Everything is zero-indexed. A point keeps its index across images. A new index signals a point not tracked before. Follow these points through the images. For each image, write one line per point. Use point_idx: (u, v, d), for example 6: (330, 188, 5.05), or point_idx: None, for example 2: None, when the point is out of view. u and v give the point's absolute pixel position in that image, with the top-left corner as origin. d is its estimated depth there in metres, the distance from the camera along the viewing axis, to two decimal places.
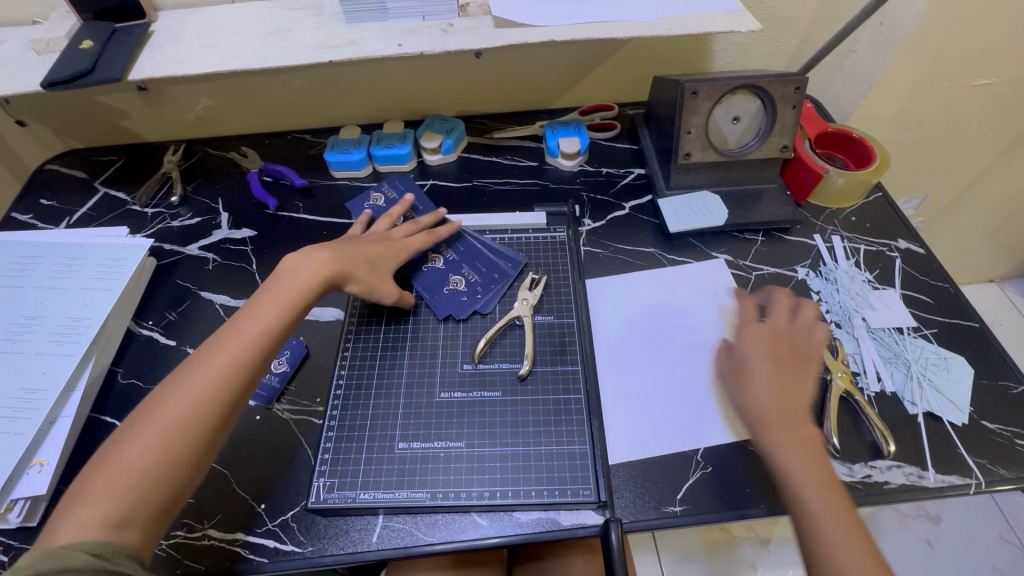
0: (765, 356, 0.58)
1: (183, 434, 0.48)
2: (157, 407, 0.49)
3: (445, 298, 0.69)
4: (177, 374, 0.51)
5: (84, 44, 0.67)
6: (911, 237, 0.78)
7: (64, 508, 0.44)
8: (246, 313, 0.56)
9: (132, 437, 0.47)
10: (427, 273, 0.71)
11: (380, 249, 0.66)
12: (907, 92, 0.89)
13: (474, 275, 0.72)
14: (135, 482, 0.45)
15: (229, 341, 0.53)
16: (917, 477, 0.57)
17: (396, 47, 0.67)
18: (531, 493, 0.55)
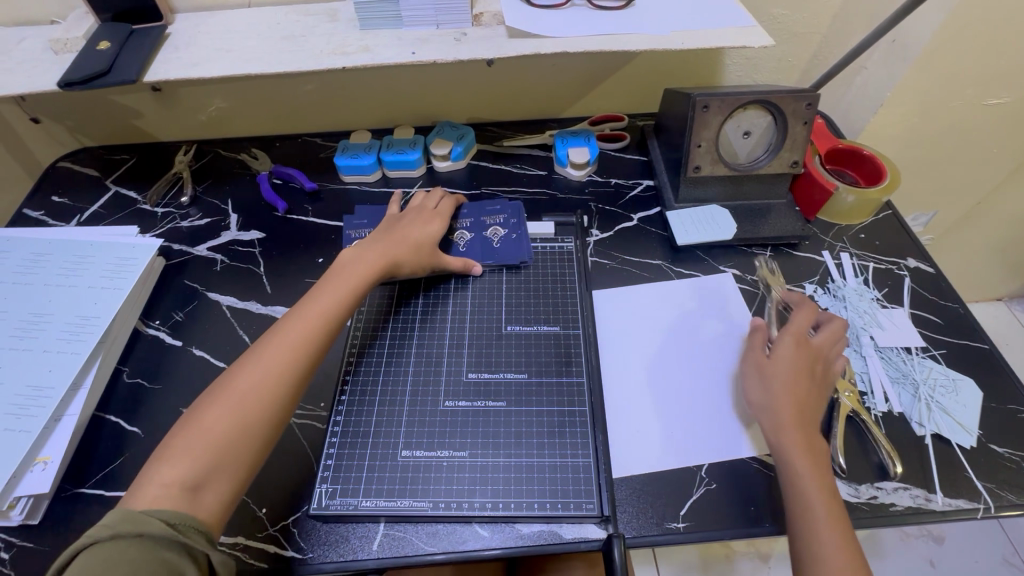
0: (805, 369, 0.60)
1: (255, 412, 0.51)
2: (231, 385, 0.52)
3: (507, 246, 0.76)
4: (248, 356, 0.55)
5: (101, 45, 0.68)
6: (921, 256, 0.77)
7: (146, 475, 0.47)
8: (309, 302, 0.60)
9: (209, 411, 0.50)
10: (466, 250, 0.75)
11: (419, 232, 0.70)
12: (919, 110, 0.89)
13: (500, 219, 0.78)
14: (212, 454, 0.48)
15: (295, 326, 0.57)
16: (923, 500, 0.57)
17: (409, 54, 0.67)
18: (533, 505, 0.55)
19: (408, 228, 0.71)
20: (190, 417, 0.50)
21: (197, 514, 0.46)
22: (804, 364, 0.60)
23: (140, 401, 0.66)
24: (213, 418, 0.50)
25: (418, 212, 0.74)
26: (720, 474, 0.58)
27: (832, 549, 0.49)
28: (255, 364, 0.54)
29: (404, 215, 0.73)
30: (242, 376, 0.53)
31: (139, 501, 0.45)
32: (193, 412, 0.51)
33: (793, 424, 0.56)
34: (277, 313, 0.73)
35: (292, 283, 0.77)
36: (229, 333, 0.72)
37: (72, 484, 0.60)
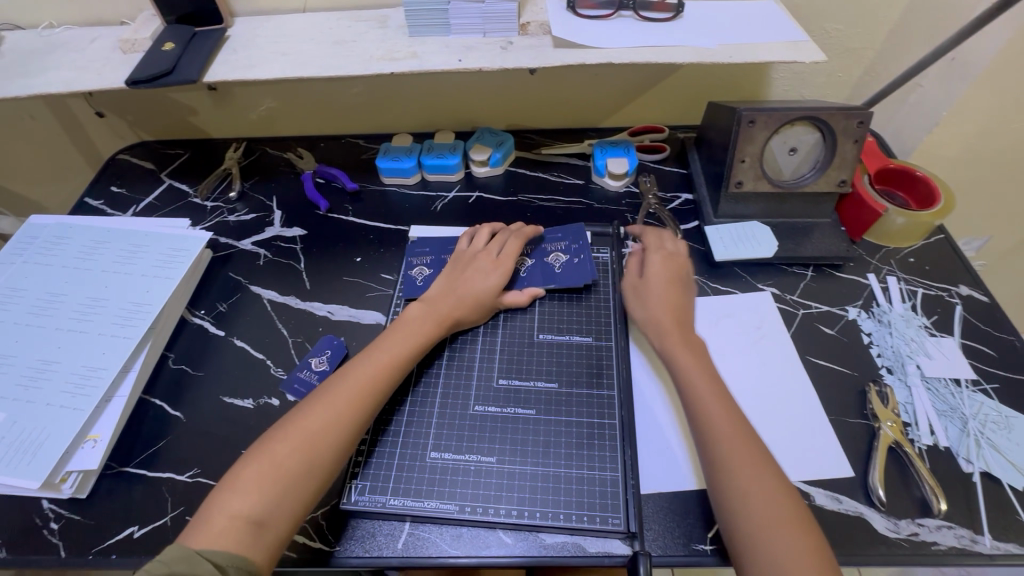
0: (671, 277, 0.70)
1: (319, 452, 0.52)
2: (300, 420, 0.54)
3: (569, 274, 0.73)
4: (318, 395, 0.56)
5: (166, 46, 0.72)
6: (974, 283, 0.74)
7: (213, 501, 0.49)
8: (380, 344, 0.62)
9: (278, 443, 0.52)
10: (529, 276, 0.73)
11: (479, 283, 0.69)
12: (977, 131, 0.85)
13: (562, 246, 0.77)
14: (276, 489, 0.50)
15: (366, 367, 0.59)
16: (969, 541, 0.54)
17: (455, 62, 0.68)
18: (559, 516, 0.55)
19: (469, 280, 0.69)
20: (259, 447, 0.53)
21: (252, 555, 0.47)
22: (672, 275, 0.70)
23: (183, 387, 0.69)
24: (279, 451, 0.52)
25: (480, 257, 0.72)
26: None
27: (741, 462, 0.52)
28: (325, 403, 0.55)
29: (470, 256, 0.72)
30: (310, 414, 0.54)
31: (206, 526, 0.48)
32: (263, 443, 0.53)
33: (673, 330, 0.64)
34: (315, 309, 0.75)
35: (330, 281, 0.79)
36: (269, 326, 0.74)
37: (118, 462, 0.63)
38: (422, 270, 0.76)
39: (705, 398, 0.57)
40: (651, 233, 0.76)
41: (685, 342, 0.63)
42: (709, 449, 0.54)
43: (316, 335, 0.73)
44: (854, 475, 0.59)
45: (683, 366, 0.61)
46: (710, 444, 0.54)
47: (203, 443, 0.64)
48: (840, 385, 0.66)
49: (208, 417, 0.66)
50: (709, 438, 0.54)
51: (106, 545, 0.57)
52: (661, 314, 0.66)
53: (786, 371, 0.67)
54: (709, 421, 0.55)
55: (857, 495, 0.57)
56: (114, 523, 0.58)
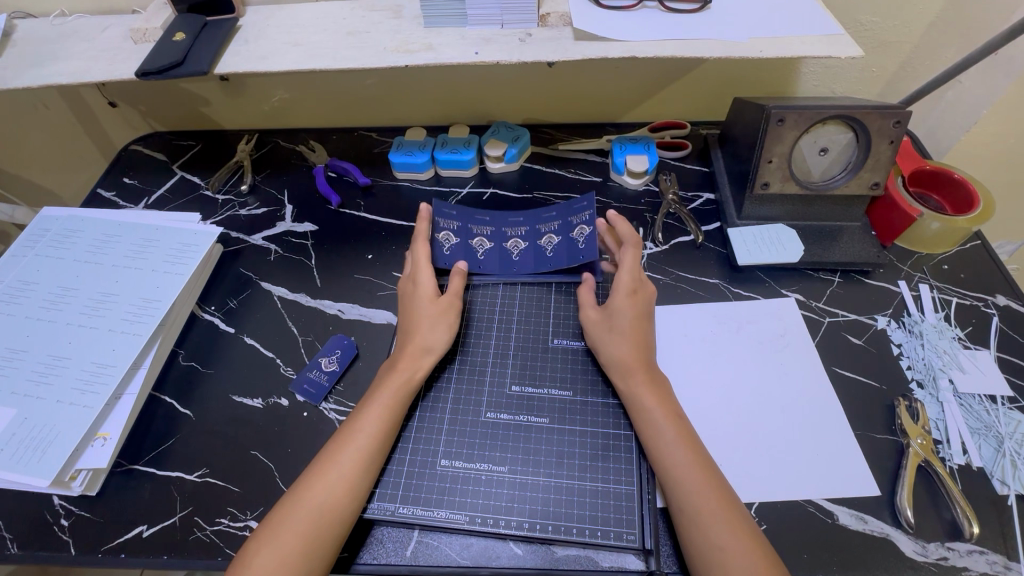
0: (641, 313, 0.63)
1: (332, 525, 0.50)
2: (312, 488, 0.52)
3: (561, 255, 0.72)
4: (321, 460, 0.54)
5: (176, 36, 0.70)
6: (1012, 293, 0.70)
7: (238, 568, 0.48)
8: (378, 395, 0.58)
9: (289, 515, 0.50)
10: (557, 256, 0.72)
11: (421, 331, 0.63)
12: (1020, 130, 0.80)
13: (519, 228, 0.74)
14: (293, 561, 0.48)
15: (369, 423, 0.56)
16: (1002, 568, 0.51)
17: (472, 55, 0.66)
18: (571, 529, 0.53)
19: (413, 326, 0.63)
20: (271, 522, 0.51)
21: None
22: (642, 311, 0.64)
23: (193, 384, 0.68)
24: (295, 515, 0.50)
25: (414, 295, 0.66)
26: (771, 514, 0.56)
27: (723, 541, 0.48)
28: (334, 470, 0.53)
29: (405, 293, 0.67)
30: (320, 481, 0.52)
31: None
32: (274, 517, 0.51)
33: (639, 369, 0.59)
34: (325, 307, 0.74)
35: (341, 279, 0.77)
36: (279, 323, 0.73)
37: (128, 460, 0.62)
38: (483, 242, 0.73)
39: (680, 462, 0.52)
40: (629, 249, 0.67)
41: (651, 384, 0.58)
42: (673, 496, 0.52)
43: (327, 334, 0.71)
44: (881, 495, 0.56)
45: (648, 409, 0.56)
46: (671, 487, 0.52)
47: (212, 442, 0.63)
48: (868, 399, 0.63)
49: (217, 416, 0.65)
50: (673, 488, 0.52)
51: (115, 544, 0.57)
52: (628, 353, 0.60)
53: (809, 382, 0.64)
54: (670, 463, 0.53)
55: (883, 515, 0.55)
56: (122, 522, 0.58)
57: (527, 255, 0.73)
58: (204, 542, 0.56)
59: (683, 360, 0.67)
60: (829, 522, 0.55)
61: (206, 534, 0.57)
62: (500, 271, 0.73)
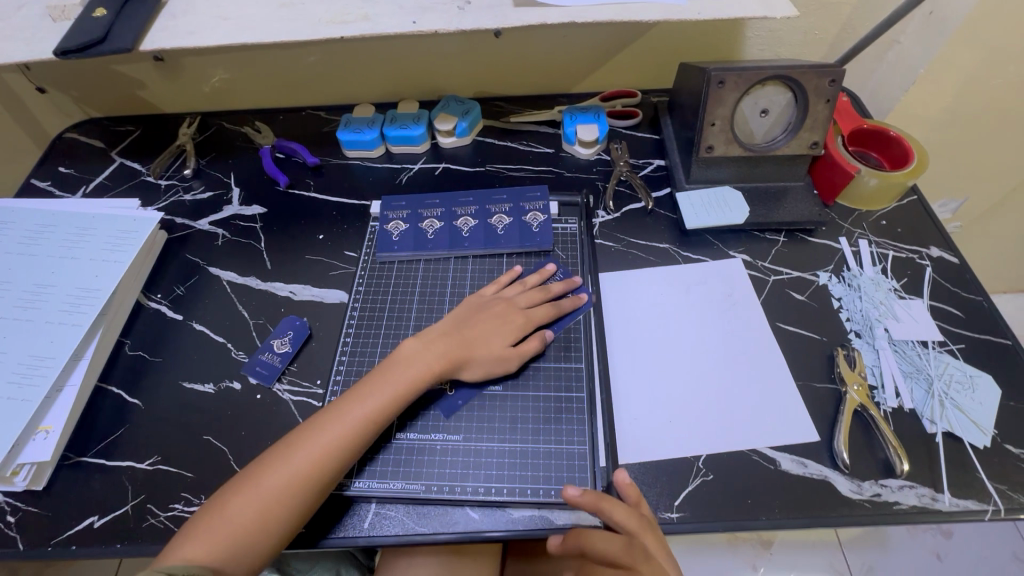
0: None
1: (312, 481, 0.50)
2: (293, 443, 0.52)
3: (507, 234, 0.74)
4: (313, 420, 0.54)
5: (98, 12, 0.66)
6: (945, 244, 0.73)
7: (210, 517, 0.49)
8: (394, 368, 0.57)
9: (268, 470, 0.51)
10: (507, 234, 0.74)
11: (486, 338, 0.61)
12: (955, 87, 0.83)
13: (470, 209, 0.77)
14: (268, 507, 0.49)
15: (371, 393, 0.55)
16: (929, 500, 0.55)
17: (409, 24, 0.64)
18: (526, 491, 0.55)
19: (478, 332, 0.61)
20: (245, 477, 0.51)
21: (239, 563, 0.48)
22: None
23: (141, 374, 0.67)
24: (273, 469, 0.51)
25: (490, 307, 0.64)
26: (717, 465, 0.58)
27: None
28: (319, 428, 0.53)
29: (484, 302, 0.65)
30: (303, 438, 0.52)
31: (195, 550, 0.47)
32: (251, 470, 0.51)
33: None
34: (276, 289, 0.73)
35: (292, 260, 0.76)
36: (228, 308, 0.72)
37: (74, 453, 0.61)
38: (433, 223, 0.76)
39: None
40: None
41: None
42: None
43: (279, 316, 0.70)
44: (819, 440, 0.59)
45: None
46: None
47: (164, 430, 0.62)
48: (809, 350, 0.65)
49: (168, 404, 0.64)
50: None
51: (64, 537, 0.56)
52: None
53: (754, 340, 0.66)
54: None
55: (822, 459, 0.58)
56: (71, 514, 0.57)
57: (477, 232, 0.74)
58: (158, 529, 0.56)
59: (631, 321, 0.68)
60: (772, 468, 0.57)
61: (160, 520, 0.56)
62: (449, 247, 0.73)
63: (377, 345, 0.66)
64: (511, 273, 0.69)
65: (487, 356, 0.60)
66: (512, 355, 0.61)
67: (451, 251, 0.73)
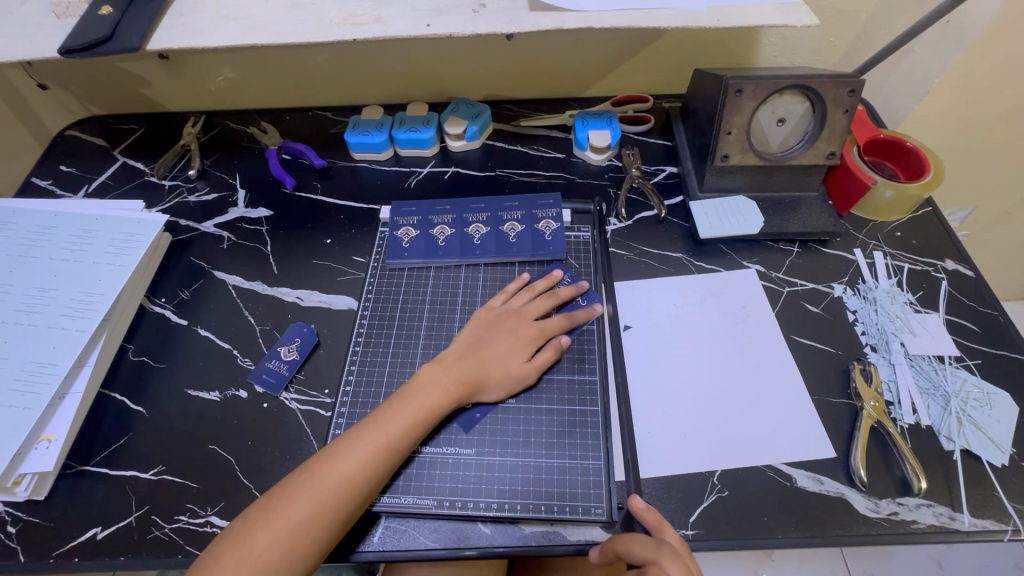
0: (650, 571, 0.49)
1: (338, 508, 0.49)
2: (316, 470, 0.51)
3: (519, 242, 0.73)
4: (337, 444, 0.53)
5: (104, 10, 0.65)
6: (960, 257, 0.73)
7: (235, 548, 0.48)
8: (415, 392, 0.56)
9: (292, 496, 0.49)
10: (519, 242, 0.73)
11: (503, 356, 0.60)
12: (971, 97, 0.82)
13: (481, 216, 0.75)
14: (295, 536, 0.48)
15: (394, 417, 0.54)
16: (948, 519, 0.54)
17: (423, 27, 0.62)
18: (539, 507, 0.54)
19: (494, 350, 0.60)
20: (267, 503, 0.50)
21: None
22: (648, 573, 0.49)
23: (145, 379, 0.65)
24: (298, 498, 0.49)
25: (506, 322, 0.63)
26: (733, 481, 0.57)
27: None
28: (343, 454, 0.52)
29: (496, 316, 0.64)
30: (327, 465, 0.51)
31: None
32: (273, 497, 0.50)
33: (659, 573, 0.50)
34: (283, 295, 0.72)
35: (299, 265, 0.75)
36: (234, 313, 0.70)
37: (77, 462, 0.60)
38: (443, 230, 0.74)
39: None
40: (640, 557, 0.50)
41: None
42: None
43: (286, 322, 0.69)
44: (836, 456, 0.58)
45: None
46: None
47: (169, 438, 0.61)
48: (824, 366, 0.64)
49: (172, 412, 0.63)
50: None
51: (67, 549, 0.54)
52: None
53: (769, 353, 0.65)
54: None
55: (839, 476, 0.57)
56: (74, 526, 0.56)
57: (488, 239, 0.73)
58: (163, 541, 0.55)
59: (647, 334, 0.67)
60: (788, 485, 0.56)
61: (165, 532, 0.55)
62: (460, 254, 0.72)
63: (387, 355, 0.65)
64: (520, 280, 0.68)
65: (505, 375, 0.59)
66: (530, 371, 0.60)
67: (462, 258, 0.72)
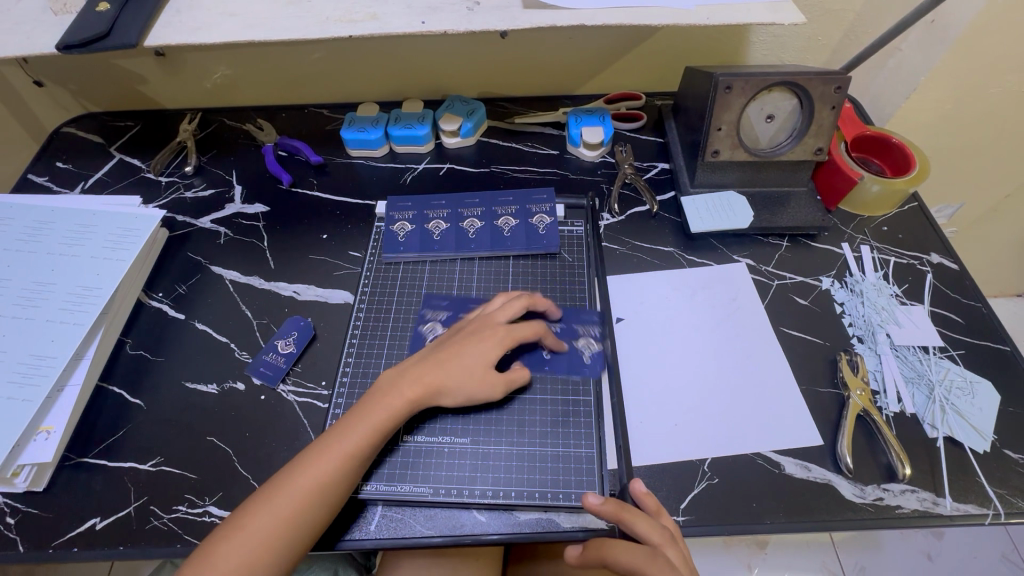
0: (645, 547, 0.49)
1: (298, 523, 0.49)
2: (278, 486, 0.51)
3: (513, 237, 0.74)
4: (299, 458, 0.52)
5: (101, 7, 0.65)
6: (945, 251, 0.74)
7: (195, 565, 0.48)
8: (376, 403, 0.55)
9: (253, 512, 0.49)
10: (513, 236, 0.74)
11: (467, 363, 0.57)
12: (957, 94, 0.84)
13: (476, 212, 0.76)
14: (253, 554, 0.48)
15: (354, 430, 0.53)
16: (931, 504, 0.55)
17: (418, 24, 0.63)
18: (533, 494, 0.55)
19: (456, 357, 0.58)
20: (232, 519, 0.50)
21: None
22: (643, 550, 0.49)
23: (143, 372, 0.66)
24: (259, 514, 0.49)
25: (473, 328, 0.60)
26: (723, 468, 0.58)
27: None
28: (300, 466, 0.51)
29: (464, 322, 0.61)
30: (287, 479, 0.51)
31: None
32: (237, 513, 0.50)
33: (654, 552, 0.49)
34: (280, 289, 0.72)
35: (295, 260, 0.75)
36: (231, 308, 0.71)
37: (76, 453, 0.60)
38: (439, 224, 0.75)
39: None
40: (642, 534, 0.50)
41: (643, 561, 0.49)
42: None
43: (283, 316, 0.70)
44: (823, 444, 0.59)
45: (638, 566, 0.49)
46: None
47: (167, 430, 0.62)
48: (812, 356, 0.66)
49: (170, 404, 0.63)
50: None
51: (66, 539, 0.55)
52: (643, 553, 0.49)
53: (759, 345, 0.67)
54: None
55: (826, 463, 0.58)
56: (73, 516, 0.56)
57: (483, 234, 0.74)
58: (163, 531, 0.55)
59: (639, 326, 0.68)
60: (776, 472, 0.58)
61: (164, 522, 0.56)
62: (455, 248, 0.73)
63: (383, 347, 0.66)
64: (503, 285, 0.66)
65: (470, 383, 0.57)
66: (496, 376, 0.58)
67: (457, 252, 0.73)
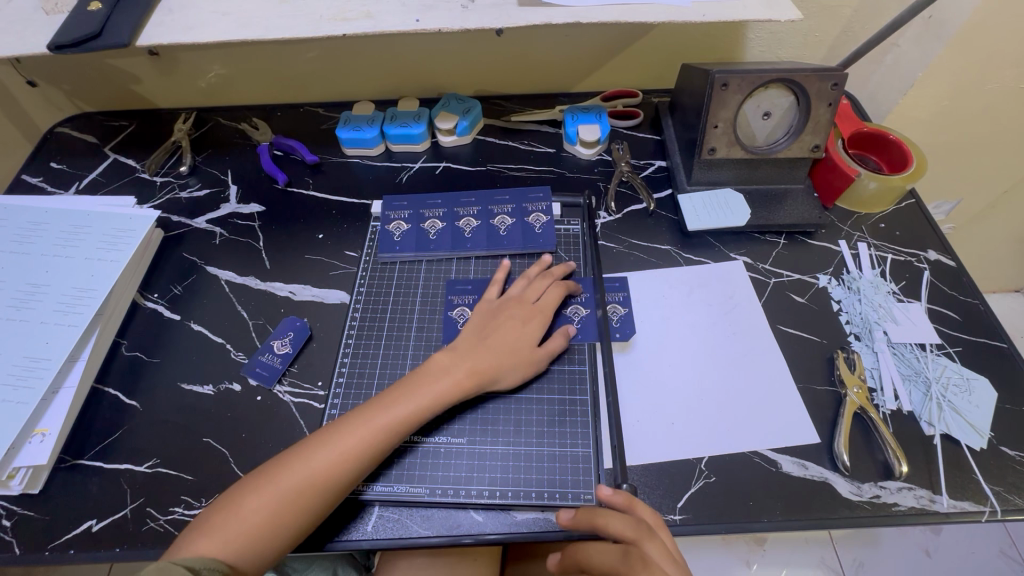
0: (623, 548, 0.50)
1: (329, 487, 0.50)
2: (313, 446, 0.52)
3: (509, 236, 0.73)
4: (339, 422, 0.54)
5: (93, 6, 0.65)
6: (942, 248, 0.74)
7: (224, 514, 0.49)
8: (424, 380, 0.56)
9: (287, 469, 0.50)
10: (509, 235, 0.73)
11: (512, 344, 0.60)
12: (954, 90, 0.83)
13: (472, 211, 0.76)
14: (281, 510, 0.49)
15: (398, 403, 0.55)
16: (928, 501, 0.55)
17: (413, 22, 0.63)
18: (530, 494, 0.55)
19: (503, 339, 0.60)
20: (262, 474, 0.51)
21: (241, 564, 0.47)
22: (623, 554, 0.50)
23: (139, 374, 0.66)
24: (295, 471, 0.50)
25: (517, 307, 0.63)
26: (720, 467, 0.58)
27: None
28: (340, 431, 0.53)
29: (502, 305, 0.64)
30: (323, 441, 0.52)
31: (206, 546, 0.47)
32: (268, 467, 0.51)
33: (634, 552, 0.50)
34: (276, 290, 0.72)
35: (291, 260, 0.75)
36: (227, 308, 0.71)
37: (72, 455, 0.60)
38: (435, 224, 0.75)
39: None
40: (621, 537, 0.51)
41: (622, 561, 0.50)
42: None
43: (279, 316, 0.70)
44: (819, 441, 0.59)
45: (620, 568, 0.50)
46: None
47: (162, 431, 0.61)
48: (809, 353, 0.66)
49: (166, 405, 0.63)
50: None
51: (62, 541, 0.55)
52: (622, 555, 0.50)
53: (756, 342, 0.67)
54: None
55: (822, 460, 0.58)
56: (69, 518, 0.56)
57: (479, 233, 0.74)
58: (159, 532, 0.55)
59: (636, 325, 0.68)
60: (773, 470, 0.58)
61: (161, 524, 0.56)
62: (451, 248, 0.73)
63: (379, 347, 0.66)
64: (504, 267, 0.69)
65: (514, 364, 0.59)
66: (538, 358, 0.61)
67: (453, 252, 0.73)
